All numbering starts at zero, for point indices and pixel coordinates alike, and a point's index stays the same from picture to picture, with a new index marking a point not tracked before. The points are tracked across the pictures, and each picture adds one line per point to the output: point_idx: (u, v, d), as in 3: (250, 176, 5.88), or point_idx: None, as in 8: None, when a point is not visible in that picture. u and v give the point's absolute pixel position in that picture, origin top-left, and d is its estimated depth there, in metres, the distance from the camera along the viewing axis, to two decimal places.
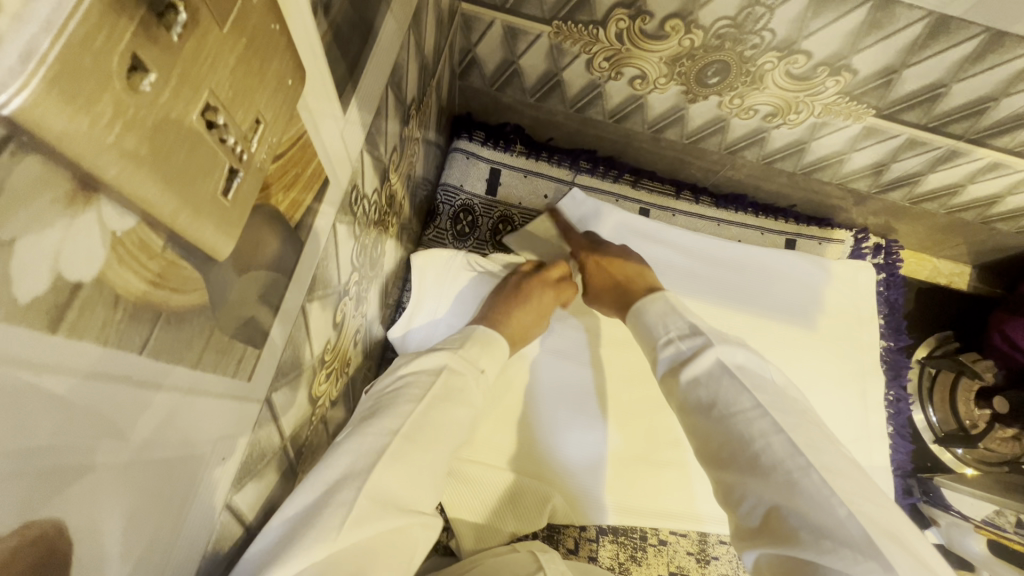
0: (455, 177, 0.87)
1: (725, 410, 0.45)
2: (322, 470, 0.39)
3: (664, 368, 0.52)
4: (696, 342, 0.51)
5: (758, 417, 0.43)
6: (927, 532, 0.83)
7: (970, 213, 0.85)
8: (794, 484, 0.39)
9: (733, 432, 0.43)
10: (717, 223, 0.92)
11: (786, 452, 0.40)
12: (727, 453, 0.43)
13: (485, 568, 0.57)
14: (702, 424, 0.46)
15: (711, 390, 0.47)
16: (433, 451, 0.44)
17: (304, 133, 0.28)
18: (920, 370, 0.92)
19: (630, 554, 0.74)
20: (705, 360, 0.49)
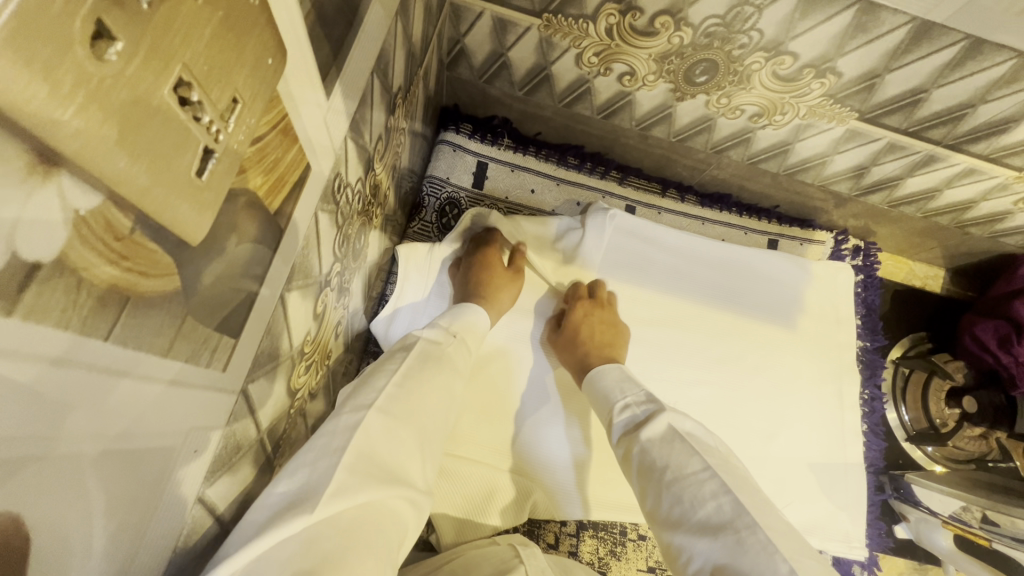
0: (442, 169, 0.86)
1: (676, 474, 0.45)
2: (318, 444, 0.38)
3: (621, 431, 0.53)
4: (650, 407, 0.53)
5: (708, 479, 0.44)
6: (897, 526, 0.87)
7: (945, 218, 0.87)
8: (739, 542, 0.39)
9: (683, 494, 0.44)
10: (701, 223, 0.93)
11: (733, 512, 0.41)
12: (679, 514, 0.43)
13: (466, 559, 0.57)
14: (654, 486, 0.46)
15: (662, 453, 0.47)
16: (416, 429, 0.44)
17: (284, 116, 0.27)
18: (895, 370, 0.94)
19: (610, 550, 0.75)
20: (654, 424, 0.50)
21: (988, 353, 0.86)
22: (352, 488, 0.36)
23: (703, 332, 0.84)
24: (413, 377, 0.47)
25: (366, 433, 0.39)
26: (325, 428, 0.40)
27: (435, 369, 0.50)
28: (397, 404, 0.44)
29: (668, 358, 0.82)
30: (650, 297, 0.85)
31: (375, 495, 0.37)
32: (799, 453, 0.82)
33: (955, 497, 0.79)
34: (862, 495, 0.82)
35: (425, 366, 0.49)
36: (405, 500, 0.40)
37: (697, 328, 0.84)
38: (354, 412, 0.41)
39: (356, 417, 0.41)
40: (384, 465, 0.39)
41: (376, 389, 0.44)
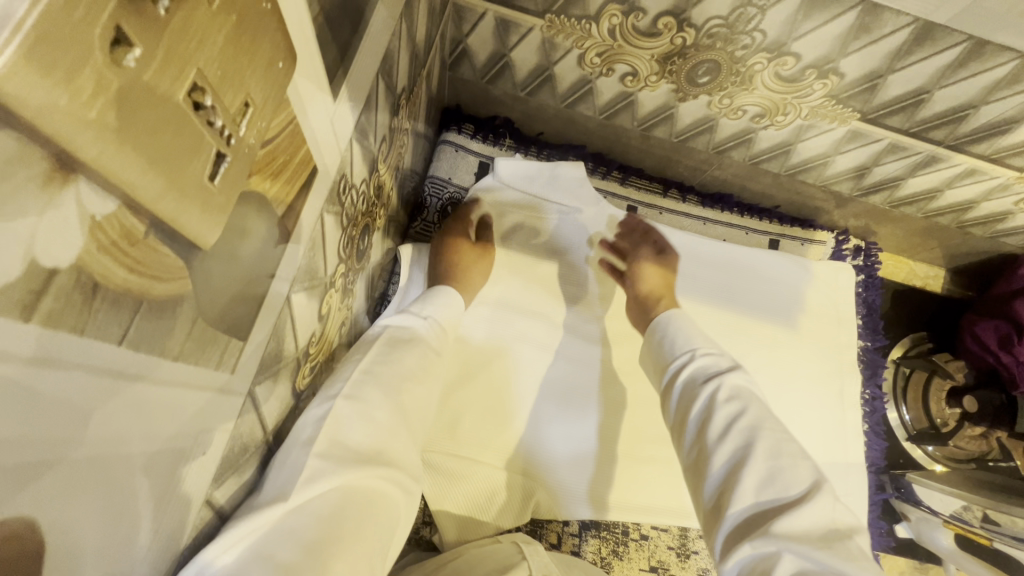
0: (444, 170, 0.86)
1: (754, 424, 0.46)
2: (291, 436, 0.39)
3: (693, 371, 0.52)
4: (728, 362, 0.53)
5: (785, 439, 0.45)
6: (898, 526, 0.86)
7: (946, 218, 0.86)
8: (809, 501, 0.41)
9: (757, 441, 0.45)
10: (703, 222, 0.94)
11: (807, 474, 0.43)
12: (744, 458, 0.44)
13: (469, 557, 0.58)
14: (721, 426, 0.47)
15: (741, 404, 0.48)
16: (400, 417, 0.45)
17: (292, 118, 0.27)
18: (895, 369, 0.93)
19: (612, 549, 0.75)
20: (739, 376, 0.50)
21: (989, 353, 0.86)
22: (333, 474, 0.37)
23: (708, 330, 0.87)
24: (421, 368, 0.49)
25: (340, 422, 0.40)
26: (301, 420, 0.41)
27: (413, 349, 0.50)
28: (375, 393, 0.44)
29: None
30: None
31: (355, 475, 0.38)
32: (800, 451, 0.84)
33: (954, 496, 0.78)
34: (865, 496, 0.82)
35: (424, 358, 0.50)
36: (393, 481, 0.42)
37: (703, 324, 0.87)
38: (326, 402, 0.41)
39: (326, 407, 0.41)
40: (359, 451, 0.40)
41: (347, 378, 0.44)
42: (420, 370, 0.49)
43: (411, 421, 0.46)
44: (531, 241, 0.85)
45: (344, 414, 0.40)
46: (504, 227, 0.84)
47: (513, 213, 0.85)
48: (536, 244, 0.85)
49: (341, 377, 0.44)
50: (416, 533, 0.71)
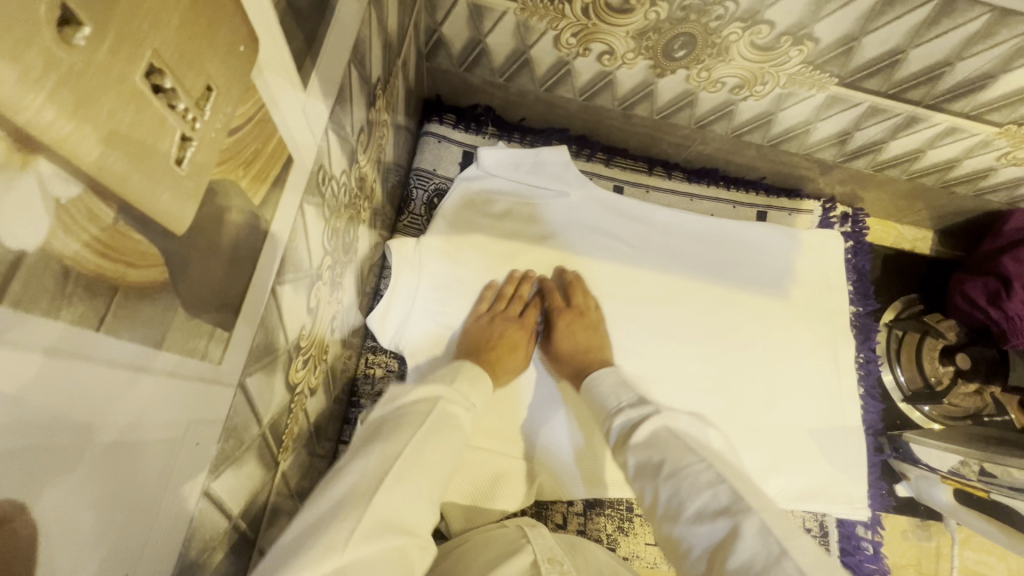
0: (428, 161, 0.86)
1: (674, 469, 0.48)
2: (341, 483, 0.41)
3: (618, 435, 0.55)
4: (644, 410, 0.55)
5: (704, 470, 0.46)
6: (898, 485, 0.86)
7: (930, 178, 0.87)
8: (734, 528, 0.41)
9: (680, 486, 0.46)
10: (689, 198, 0.94)
11: (728, 498, 0.43)
12: (675, 504, 0.46)
13: (475, 544, 0.58)
14: (650, 483, 0.49)
15: (659, 452, 0.50)
16: (431, 483, 0.45)
17: (260, 106, 0.27)
18: (888, 333, 0.93)
19: (618, 526, 0.76)
20: (652, 423, 0.52)
21: (978, 310, 0.86)
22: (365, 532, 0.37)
23: (699, 305, 0.88)
24: (459, 430, 0.50)
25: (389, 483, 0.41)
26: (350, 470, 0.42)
27: (455, 426, 0.50)
28: (418, 459, 0.44)
29: (660, 332, 0.85)
30: (640, 274, 0.88)
31: (393, 542, 0.38)
32: (800, 418, 0.85)
33: (953, 452, 0.78)
34: (863, 458, 0.84)
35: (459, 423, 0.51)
36: (416, 546, 0.41)
37: (692, 299, 0.88)
38: (381, 460, 0.43)
39: (381, 466, 0.42)
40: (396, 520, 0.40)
41: (399, 436, 0.45)
42: (458, 436, 0.50)
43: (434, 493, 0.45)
44: (522, 229, 0.86)
45: (394, 480, 0.42)
46: (494, 216, 0.86)
47: (502, 201, 0.86)
48: (526, 229, 0.86)
49: (393, 432, 0.46)
50: None
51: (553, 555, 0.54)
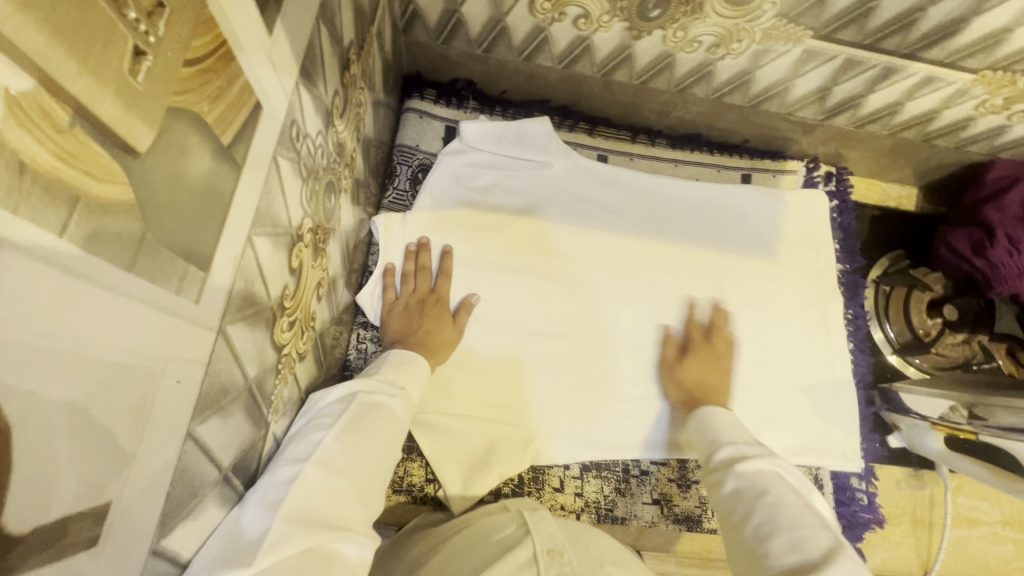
0: (411, 137, 0.86)
1: (772, 500, 0.53)
2: (260, 491, 0.42)
3: (722, 461, 0.62)
4: (762, 450, 0.61)
5: (806, 512, 0.52)
6: (890, 437, 0.87)
7: (911, 132, 0.87)
8: (825, 559, 0.46)
9: (776, 513, 0.52)
10: (674, 164, 0.94)
11: (823, 539, 0.48)
12: (767, 527, 0.51)
13: (475, 531, 0.60)
14: (746, 503, 0.55)
15: (765, 484, 0.56)
16: (354, 479, 0.47)
17: (222, 42, 0.27)
18: (875, 289, 0.93)
19: (615, 487, 0.76)
20: (767, 461, 0.59)
21: (963, 261, 0.87)
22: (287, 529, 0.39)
23: (687, 269, 0.89)
24: (377, 423, 0.52)
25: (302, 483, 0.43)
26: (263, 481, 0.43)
27: (377, 420, 0.52)
28: (330, 458, 0.46)
29: (648, 298, 0.86)
30: (627, 242, 0.88)
31: (318, 539, 0.40)
32: (792, 375, 0.86)
33: (943, 398, 0.80)
34: (855, 411, 0.85)
35: (376, 416, 0.53)
36: (352, 542, 0.43)
37: (682, 264, 0.89)
38: (296, 463, 0.44)
39: (296, 469, 0.44)
40: (319, 516, 0.42)
41: (309, 442, 0.47)
42: (378, 427, 0.52)
43: (364, 488, 0.47)
44: (508, 201, 0.86)
45: (314, 479, 0.44)
46: (481, 189, 0.86)
47: (489, 175, 0.86)
48: (512, 201, 0.87)
49: (306, 439, 0.47)
50: (421, 491, 0.73)
51: (554, 545, 0.56)
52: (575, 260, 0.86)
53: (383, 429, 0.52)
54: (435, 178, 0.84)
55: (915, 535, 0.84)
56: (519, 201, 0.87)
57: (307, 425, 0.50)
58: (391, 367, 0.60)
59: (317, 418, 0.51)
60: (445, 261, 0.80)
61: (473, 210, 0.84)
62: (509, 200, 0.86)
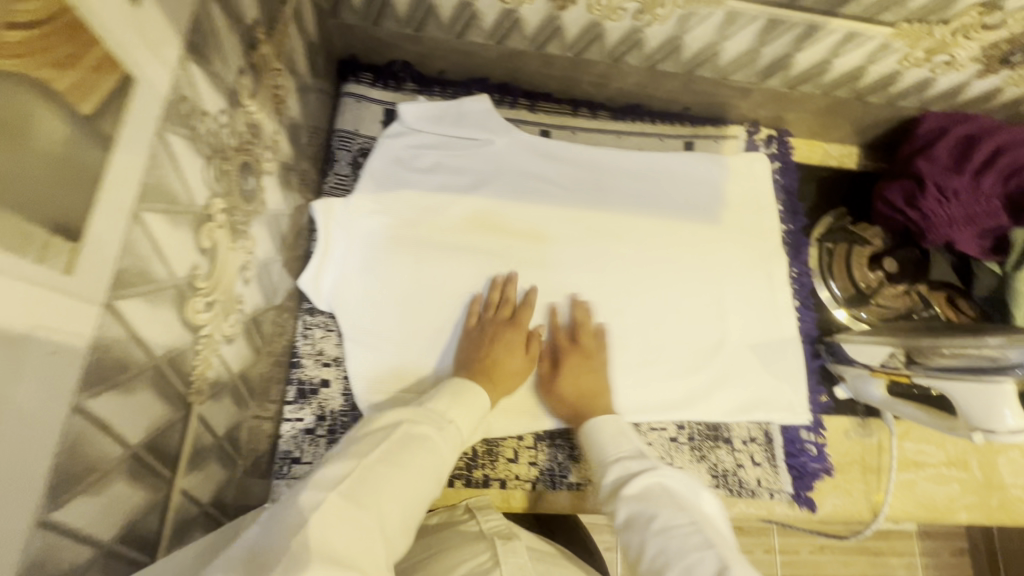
0: (348, 121, 0.86)
1: (661, 526, 0.55)
2: (285, 514, 0.46)
3: (612, 484, 0.63)
4: (642, 464, 0.63)
5: (693, 532, 0.54)
6: (836, 388, 0.89)
7: (843, 90, 0.89)
8: None
9: (668, 544, 0.53)
10: (616, 135, 0.95)
11: (711, 561, 0.50)
12: (661, 560, 0.53)
13: (444, 558, 0.58)
14: (639, 534, 0.56)
15: (654, 506, 0.57)
16: (376, 517, 0.49)
17: (66, 11, 0.28)
18: (819, 247, 0.95)
19: (568, 455, 0.78)
20: (648, 477, 0.60)
21: (898, 213, 0.89)
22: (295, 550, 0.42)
23: (633, 237, 0.90)
24: (410, 460, 0.56)
25: (322, 505, 0.47)
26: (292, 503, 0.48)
27: (414, 456, 0.56)
28: (358, 485, 0.50)
29: (594, 269, 0.88)
30: (574, 214, 0.89)
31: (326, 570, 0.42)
32: (740, 334, 0.88)
33: (883, 344, 0.79)
34: (802, 365, 0.87)
35: (410, 453, 0.56)
36: None
37: (628, 233, 0.90)
38: (321, 490, 0.48)
39: (319, 496, 0.48)
40: (338, 549, 0.44)
41: (340, 467, 0.52)
42: (411, 465, 0.55)
43: (388, 520, 0.50)
44: (451, 180, 0.87)
45: (334, 509, 0.47)
46: (424, 170, 0.86)
47: (430, 156, 0.87)
48: (456, 180, 0.87)
49: (335, 465, 0.52)
50: None
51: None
52: (521, 234, 0.87)
53: (417, 469, 0.56)
54: (377, 161, 0.84)
55: (865, 481, 0.86)
56: (462, 180, 0.87)
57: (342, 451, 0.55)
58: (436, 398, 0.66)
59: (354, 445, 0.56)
60: (525, 306, 0.82)
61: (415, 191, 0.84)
62: (453, 180, 0.87)
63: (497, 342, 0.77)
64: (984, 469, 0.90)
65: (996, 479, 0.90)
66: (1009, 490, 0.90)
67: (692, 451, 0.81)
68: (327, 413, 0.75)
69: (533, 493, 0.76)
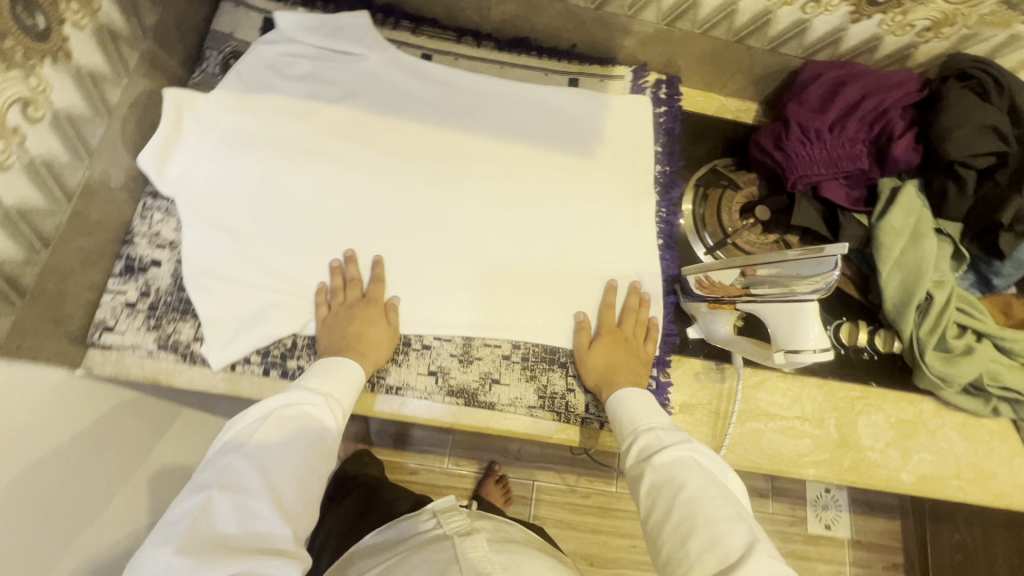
0: (225, 25, 0.88)
1: (693, 494, 0.58)
2: (170, 524, 0.51)
3: (640, 451, 0.65)
4: (677, 436, 0.65)
5: (726, 504, 0.57)
6: (689, 328, 0.87)
7: (720, 29, 0.88)
8: (744, 560, 0.52)
9: (697, 512, 0.56)
10: (500, 66, 0.95)
11: (743, 538, 0.53)
12: (687, 526, 0.56)
13: (424, 556, 0.76)
14: (666, 501, 0.59)
15: (683, 477, 0.60)
16: (271, 499, 0.55)
17: None
18: (695, 190, 0.94)
19: (390, 358, 0.78)
20: (681, 448, 0.63)
21: (768, 157, 0.88)
22: (192, 559, 0.48)
23: (501, 163, 0.90)
24: (294, 439, 0.60)
25: (208, 510, 0.52)
26: (178, 508, 0.53)
27: (294, 435, 0.61)
28: (245, 477, 0.55)
29: (456, 188, 0.87)
30: (443, 135, 0.90)
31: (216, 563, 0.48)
32: (594, 266, 0.87)
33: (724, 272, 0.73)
34: (654, 301, 0.86)
35: (291, 433, 0.61)
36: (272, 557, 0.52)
37: (497, 159, 0.90)
38: (203, 493, 0.53)
39: (203, 498, 0.53)
40: (230, 542, 0.51)
41: (221, 467, 0.56)
42: (299, 444, 0.60)
43: (285, 502, 0.56)
44: (321, 91, 0.88)
45: (220, 509, 0.52)
46: (297, 77, 0.88)
47: (304, 66, 0.88)
48: (326, 91, 0.88)
49: (216, 466, 0.56)
50: (190, 351, 0.75)
51: (487, 565, 0.72)
52: (383, 147, 0.87)
53: (304, 445, 0.61)
54: (245, 62, 0.86)
55: (712, 425, 0.84)
56: (331, 91, 0.88)
57: (221, 448, 0.59)
58: (316, 374, 0.69)
59: (233, 439, 0.60)
60: (379, 285, 0.80)
61: (280, 99, 0.86)
62: (323, 90, 0.88)
63: (352, 317, 0.76)
64: (841, 428, 0.87)
65: (852, 439, 0.86)
66: (865, 453, 0.86)
67: (522, 369, 0.80)
68: (151, 290, 0.75)
69: None
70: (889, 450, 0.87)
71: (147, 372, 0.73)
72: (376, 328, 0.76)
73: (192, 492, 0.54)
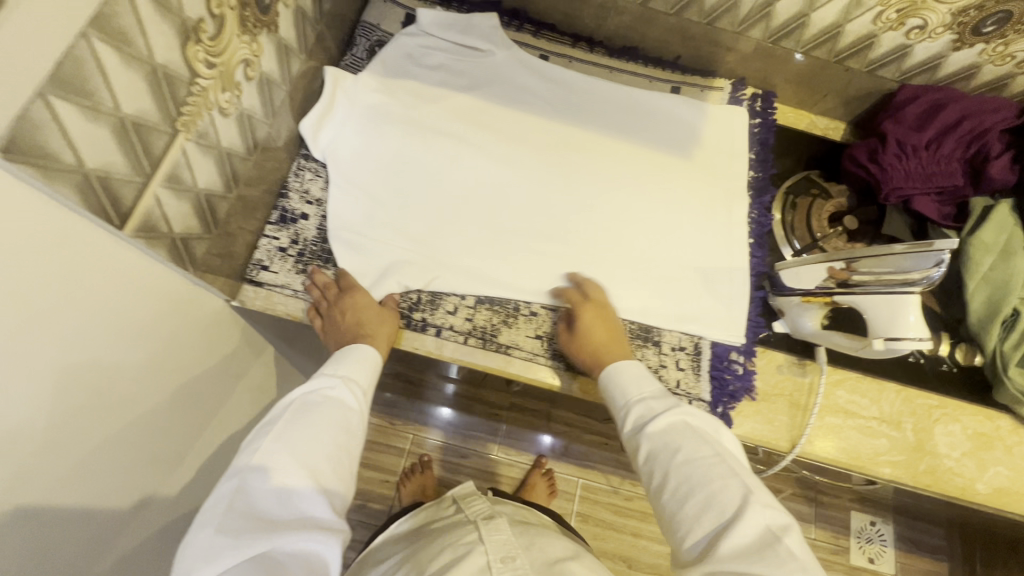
0: (374, 17, 0.99)
1: (687, 459, 0.62)
2: (211, 505, 0.57)
3: (635, 420, 0.69)
4: (666, 404, 0.69)
5: (716, 463, 0.61)
6: (775, 322, 0.91)
7: (823, 50, 0.95)
8: (737, 517, 0.56)
9: (691, 475, 0.60)
10: (609, 70, 1.04)
11: (735, 495, 0.58)
12: (683, 489, 0.60)
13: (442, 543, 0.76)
14: (663, 469, 0.62)
15: (677, 444, 0.63)
16: (303, 472, 0.61)
17: None
18: (784, 197, 1.00)
19: (502, 319, 0.86)
20: (673, 414, 0.67)
21: (862, 169, 0.94)
22: (235, 535, 0.54)
23: (605, 157, 0.98)
24: (317, 420, 0.66)
25: (244, 491, 0.57)
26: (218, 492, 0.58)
27: (317, 417, 0.67)
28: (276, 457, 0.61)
29: (566, 174, 0.95)
30: (555, 128, 0.98)
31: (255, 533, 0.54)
32: (686, 257, 0.93)
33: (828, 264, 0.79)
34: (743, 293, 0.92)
35: (315, 415, 0.67)
36: (312, 523, 0.57)
37: (602, 152, 0.98)
38: (238, 476, 0.59)
39: (238, 482, 0.58)
40: (269, 514, 0.56)
41: (248, 453, 0.61)
42: (322, 423, 0.66)
43: (318, 475, 0.62)
44: (452, 79, 0.98)
45: (256, 488, 0.58)
46: (433, 66, 0.98)
47: (439, 56, 0.99)
48: (455, 80, 0.98)
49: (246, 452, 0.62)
50: None
51: (506, 552, 0.70)
52: (501, 133, 0.96)
53: (331, 424, 0.67)
54: (390, 49, 0.97)
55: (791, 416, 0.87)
56: (461, 81, 0.99)
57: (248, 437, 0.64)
58: (333, 363, 0.76)
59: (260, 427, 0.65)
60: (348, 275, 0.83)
61: (418, 83, 0.96)
62: (454, 79, 0.98)
63: (339, 310, 0.80)
64: (918, 433, 0.89)
65: (929, 445, 0.88)
66: (942, 459, 0.88)
67: None
68: (300, 239, 0.85)
69: (463, 345, 0.84)
70: (965, 459, 0.88)
71: (290, 309, 0.82)
72: (369, 313, 0.80)
73: (227, 478, 0.59)
